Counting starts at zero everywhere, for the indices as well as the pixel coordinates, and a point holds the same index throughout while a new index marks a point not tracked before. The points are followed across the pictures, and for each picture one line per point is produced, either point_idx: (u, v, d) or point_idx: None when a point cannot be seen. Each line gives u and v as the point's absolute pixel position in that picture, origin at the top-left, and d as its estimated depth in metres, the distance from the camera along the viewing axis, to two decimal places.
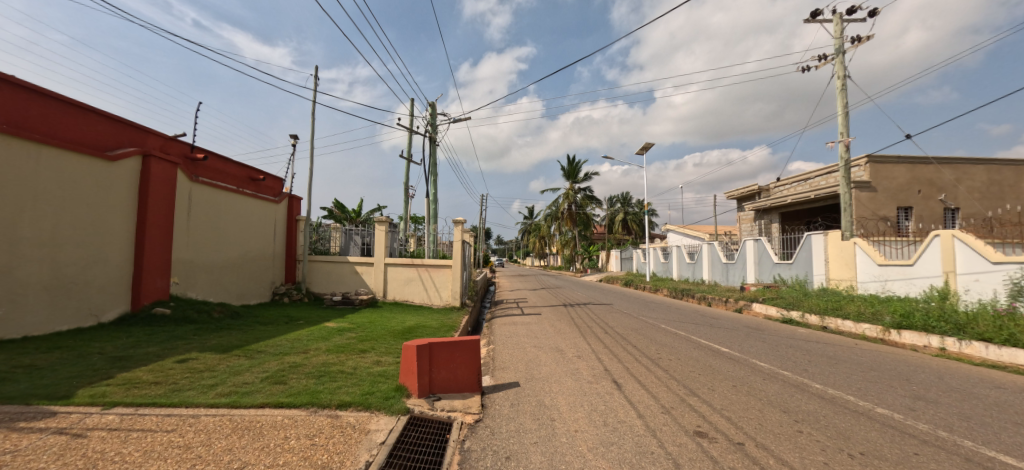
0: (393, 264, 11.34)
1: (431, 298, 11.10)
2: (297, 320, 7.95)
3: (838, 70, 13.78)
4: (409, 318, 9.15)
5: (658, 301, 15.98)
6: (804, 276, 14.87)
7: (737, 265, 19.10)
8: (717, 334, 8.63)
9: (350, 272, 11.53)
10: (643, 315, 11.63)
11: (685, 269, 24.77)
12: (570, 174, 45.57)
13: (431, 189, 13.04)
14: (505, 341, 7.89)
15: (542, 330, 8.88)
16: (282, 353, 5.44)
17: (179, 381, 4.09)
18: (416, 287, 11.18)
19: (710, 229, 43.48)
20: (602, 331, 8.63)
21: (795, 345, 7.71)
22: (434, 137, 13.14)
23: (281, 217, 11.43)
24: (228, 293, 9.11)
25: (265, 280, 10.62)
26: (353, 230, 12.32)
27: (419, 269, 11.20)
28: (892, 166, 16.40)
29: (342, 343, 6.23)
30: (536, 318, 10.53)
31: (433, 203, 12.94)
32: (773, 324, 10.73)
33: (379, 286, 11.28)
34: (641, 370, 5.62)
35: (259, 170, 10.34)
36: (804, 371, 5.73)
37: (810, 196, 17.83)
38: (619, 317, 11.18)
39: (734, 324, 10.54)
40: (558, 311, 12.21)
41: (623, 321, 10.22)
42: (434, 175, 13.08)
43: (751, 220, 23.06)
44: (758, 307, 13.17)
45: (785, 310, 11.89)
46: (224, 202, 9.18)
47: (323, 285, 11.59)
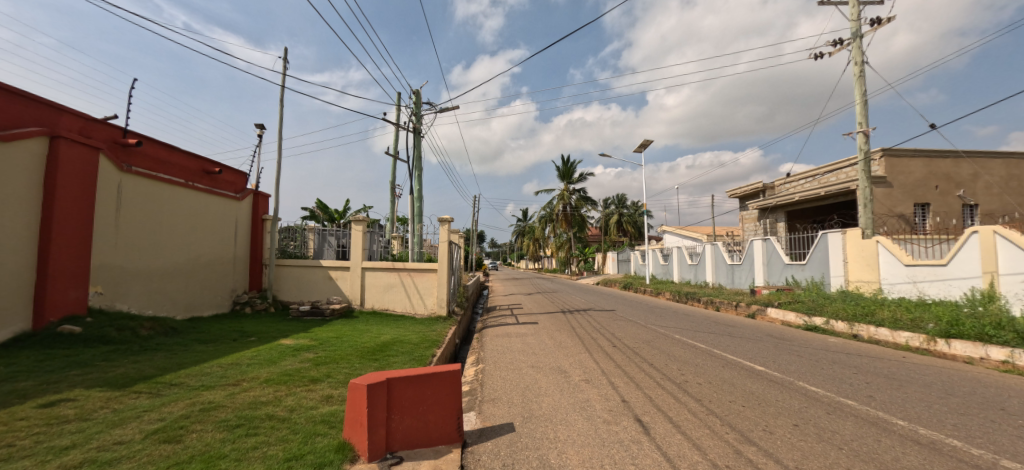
0: (371, 269, 10.05)
1: (414, 306, 9.82)
2: (247, 337, 6.63)
3: (855, 56, 12.79)
4: (385, 331, 7.87)
5: (662, 306, 14.85)
6: (820, 278, 13.80)
7: (744, 266, 18.03)
8: (741, 346, 7.47)
9: (322, 278, 10.21)
10: (652, 324, 10.42)
11: (686, 271, 23.67)
12: (565, 174, 44.45)
13: (415, 185, 11.77)
14: (497, 359, 6.66)
15: (541, 344, 7.62)
16: (203, 387, 4.15)
17: (19, 442, 2.81)
18: (397, 294, 9.90)
19: (708, 230, 42.61)
20: (610, 345, 7.43)
21: (839, 360, 6.53)
22: (418, 128, 11.89)
23: (244, 216, 10.08)
24: (172, 304, 7.81)
25: (223, 288, 9.30)
26: (328, 230, 10.97)
27: (400, 273, 9.93)
28: (907, 161, 15.47)
29: (291, 369, 4.96)
30: (533, 329, 9.29)
31: (418, 201, 11.68)
32: (796, 332, 9.60)
33: (355, 293, 10.01)
34: (669, 401, 4.42)
35: (214, 162, 9.02)
36: (872, 401, 4.55)
37: (819, 192, 16.89)
38: (628, 327, 9.94)
39: (754, 332, 9.40)
40: (557, 319, 10.98)
41: (632, 331, 9.01)
42: (418, 170, 11.81)
43: (755, 219, 22.05)
44: (774, 313, 12.02)
45: (806, 315, 10.80)
46: (169, 198, 7.90)
47: (293, 293, 10.28)
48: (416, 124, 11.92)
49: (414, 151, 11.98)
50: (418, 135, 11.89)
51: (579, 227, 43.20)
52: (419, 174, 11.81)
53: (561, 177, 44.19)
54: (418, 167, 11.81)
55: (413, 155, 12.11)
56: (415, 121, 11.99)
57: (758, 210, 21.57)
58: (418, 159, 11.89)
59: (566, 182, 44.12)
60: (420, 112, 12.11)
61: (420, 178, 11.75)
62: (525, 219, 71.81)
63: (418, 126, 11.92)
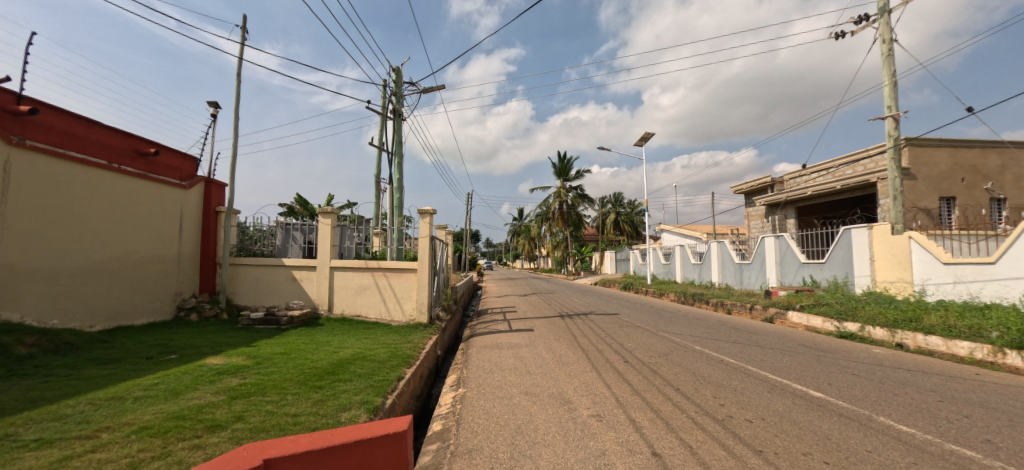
0: (341, 268, 8.68)
1: (391, 312, 8.47)
2: (167, 355, 5.24)
3: (883, 33, 11.59)
4: (349, 342, 6.52)
5: (669, 308, 13.58)
6: (843, 278, 12.59)
7: (753, 265, 16.82)
8: (778, 361, 6.20)
9: (285, 279, 8.83)
10: (662, 331, 9.14)
11: (690, 270, 22.41)
12: (562, 171, 43.20)
13: (395, 173, 10.41)
14: (483, 380, 5.35)
15: (538, 359, 6.28)
16: (36, 444, 2.78)
17: None
18: (371, 298, 8.54)
19: (708, 229, 41.57)
20: (620, 360, 6.15)
21: (904, 380, 5.31)
22: (398, 109, 10.52)
23: (192, 207, 8.66)
24: (89, 311, 6.44)
25: (165, 291, 7.93)
26: (292, 224, 9.42)
27: (375, 274, 8.58)
28: (932, 151, 14.34)
29: (192, 406, 3.58)
30: (527, 338, 7.97)
31: (397, 192, 10.32)
32: (829, 340, 8.37)
33: (323, 297, 8.63)
34: (717, 453, 3.14)
35: (150, 142, 7.63)
36: (998, 450, 3.28)
37: (833, 186, 15.83)
38: (639, 334, 8.61)
39: (783, 341, 8.14)
40: (555, 324, 9.70)
41: (645, 341, 7.75)
42: (398, 157, 10.44)
43: (762, 216, 20.88)
44: (797, 317, 10.80)
45: (836, 321, 9.60)
46: (87, 181, 6.53)
47: (251, 296, 8.90)
48: (396, 105, 10.55)
49: (394, 136, 10.61)
50: (399, 117, 10.52)
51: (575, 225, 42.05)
52: (399, 161, 10.43)
53: (557, 174, 42.90)
54: (398, 154, 10.44)
55: (393, 140, 10.74)
56: (395, 103, 10.61)
57: (765, 207, 20.39)
58: (398, 145, 10.51)
59: (563, 179, 42.85)
60: (401, 92, 10.74)
61: (400, 166, 10.36)
62: (521, 217, 70.61)
63: (398, 108, 10.55)
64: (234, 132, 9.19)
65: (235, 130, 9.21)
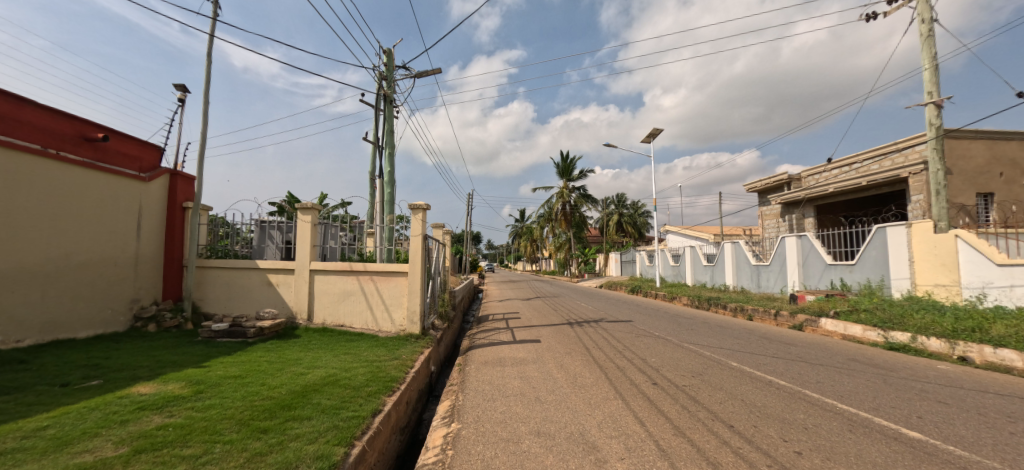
0: (322, 272, 7.66)
1: (378, 322, 7.43)
2: (88, 381, 4.20)
3: (923, 11, 10.57)
4: (323, 359, 5.47)
5: (685, 314, 12.52)
6: (878, 281, 11.51)
7: (772, 268, 15.72)
8: (838, 383, 5.14)
9: (261, 284, 7.81)
10: (686, 341, 8.10)
11: (701, 273, 21.30)
12: (565, 171, 42.20)
13: (385, 166, 9.38)
14: (483, 411, 4.30)
15: (548, 381, 5.21)
16: None
17: None
18: (357, 306, 7.51)
19: (716, 230, 40.49)
20: (648, 382, 5.11)
21: (1008, 411, 4.26)
22: (389, 95, 9.54)
23: (153, 203, 7.66)
24: (17, 323, 5.49)
25: (119, 297, 6.95)
26: (268, 223, 8.36)
27: (360, 278, 7.54)
28: (968, 143, 13.29)
29: (72, 467, 2.55)
30: (534, 351, 6.92)
31: (388, 187, 9.29)
32: (879, 353, 7.32)
33: (301, 304, 7.61)
34: None
35: (100, 126, 6.66)
36: None
37: (859, 182, 14.78)
38: (661, 346, 7.53)
39: (828, 354, 7.09)
40: (564, 334, 8.66)
41: (672, 355, 6.67)
42: (389, 147, 9.43)
43: (778, 215, 19.82)
44: (832, 324, 9.74)
45: (880, 329, 8.55)
46: (17, 170, 5.57)
47: (222, 304, 7.90)
48: (387, 90, 9.55)
49: (385, 125, 9.61)
50: (390, 104, 9.53)
51: (579, 226, 41.07)
52: (390, 152, 9.41)
53: (560, 174, 41.91)
54: (389, 144, 9.43)
55: (384, 129, 9.74)
56: (386, 88, 9.62)
57: (781, 205, 19.33)
58: (390, 134, 9.50)
59: (566, 179, 41.85)
60: (392, 77, 9.74)
61: (391, 157, 9.34)
62: (522, 219, 69.58)
63: (389, 94, 9.56)
64: (202, 118, 8.15)
65: (204, 116, 8.18)
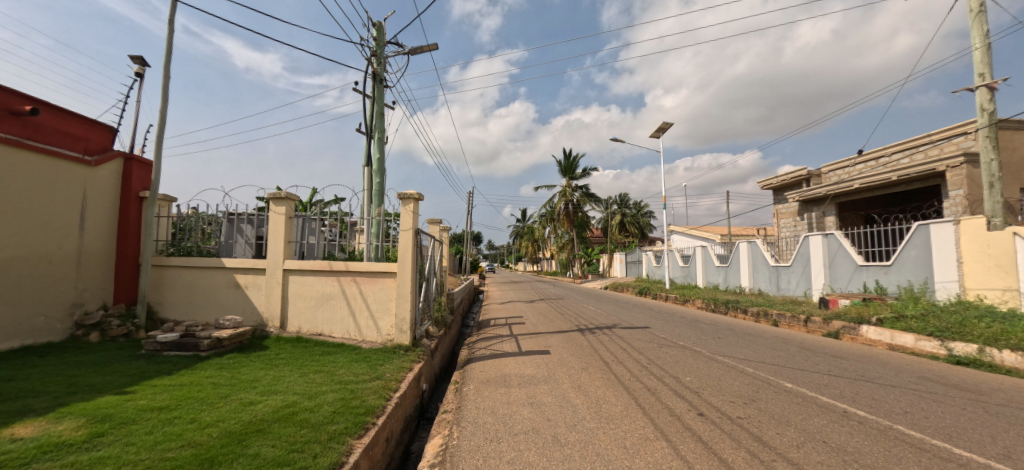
0: (297, 272, 6.59)
1: (361, 331, 6.36)
2: None
3: None
4: (286, 381, 4.39)
5: (705, 319, 11.47)
6: (919, 284, 10.46)
7: (794, 269, 14.63)
8: (931, 416, 4.08)
9: (227, 285, 6.77)
10: (717, 352, 7.05)
11: (713, 274, 20.21)
12: (567, 170, 41.13)
13: (372, 152, 8.31)
14: (484, 457, 3.24)
15: (566, 411, 4.11)
16: None
17: None
18: (337, 312, 6.44)
19: (724, 230, 39.38)
20: (693, 413, 4.06)
21: None
22: (378, 73, 8.49)
23: (102, 192, 6.63)
24: None
25: (57, 300, 5.92)
26: (235, 215, 7.22)
27: (341, 280, 6.47)
28: (1012, 134, 12.22)
29: None
30: (544, 367, 5.87)
31: (377, 176, 8.18)
32: (945, 369, 6.26)
33: (273, 309, 6.54)
34: None
35: (31, 99, 5.64)
36: None
37: (888, 177, 13.78)
38: (692, 358, 6.44)
39: (889, 370, 6.03)
40: (576, 344, 7.60)
41: (710, 372, 5.57)
42: (378, 132, 8.38)
43: (795, 213, 18.76)
44: (875, 332, 8.68)
45: (936, 340, 7.48)
46: None
47: (184, 309, 6.86)
48: (375, 68, 8.51)
49: (374, 107, 8.57)
50: (379, 83, 8.48)
51: (582, 226, 40.03)
52: (380, 137, 8.34)
53: (563, 173, 40.85)
54: (379, 128, 8.36)
55: (373, 112, 8.69)
56: (375, 65, 8.57)
57: (800, 203, 18.25)
58: (379, 117, 8.45)
59: (568, 178, 40.81)
60: (382, 53, 8.69)
61: (381, 143, 8.27)
62: (524, 219, 68.41)
63: (379, 72, 8.51)
64: (161, 95, 7.09)
65: (164, 92, 7.12)
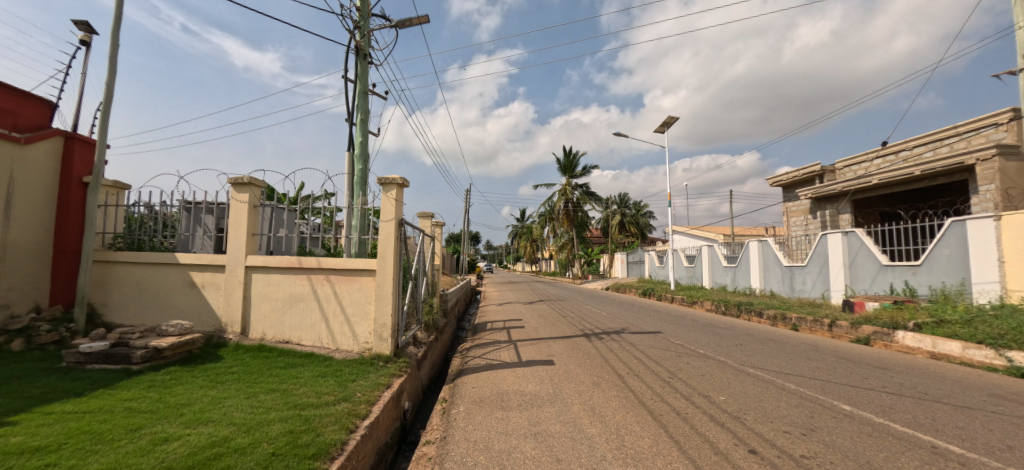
0: (261, 270, 5.67)
1: (335, 339, 5.45)
2: None
3: None
4: (225, 405, 3.47)
5: (719, 323, 10.58)
6: (954, 286, 9.61)
7: (809, 269, 13.76)
8: None
9: (181, 284, 5.86)
10: (745, 361, 6.16)
11: (720, 274, 19.34)
12: (567, 168, 40.23)
13: (354, 136, 7.37)
14: None
15: (580, 447, 3.19)
16: None
17: None
18: (307, 316, 5.53)
19: (727, 231, 38.53)
20: (743, 450, 3.16)
21: None
22: (361, 48, 7.58)
23: (35, 175, 5.72)
24: None
25: None
26: (194, 205, 6.26)
27: (311, 278, 5.55)
28: None
29: None
30: (548, 382, 4.95)
31: (360, 163, 7.21)
32: (1013, 384, 5.38)
33: (233, 313, 5.64)
34: None
35: None
36: None
37: (911, 172, 13.01)
38: (719, 370, 5.54)
39: (951, 386, 5.14)
40: (583, 353, 6.69)
41: (746, 390, 4.67)
42: (360, 112, 7.45)
43: (807, 211, 17.90)
44: (913, 339, 7.80)
45: (990, 349, 6.61)
46: None
47: (134, 311, 5.95)
48: (359, 42, 7.60)
49: (357, 85, 7.65)
50: (363, 59, 7.57)
51: (582, 225, 39.13)
52: (363, 119, 7.40)
53: (562, 171, 39.97)
54: (361, 109, 7.42)
55: (355, 91, 7.76)
56: (358, 39, 7.65)
57: (813, 201, 17.38)
58: (362, 96, 7.52)
59: (568, 176, 39.96)
60: (367, 26, 7.78)
61: (364, 126, 7.34)
62: (523, 218, 67.51)
63: (362, 46, 7.60)
64: (108, 66, 6.19)
65: (112, 63, 6.22)
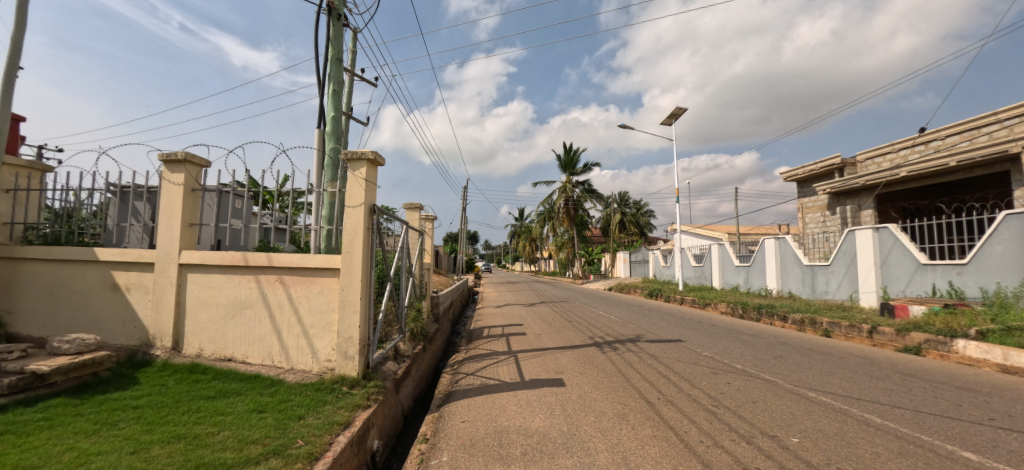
0: (197, 268, 4.53)
1: (289, 356, 4.31)
2: None
3: None
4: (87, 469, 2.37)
5: (743, 328, 9.47)
6: (1010, 287, 8.51)
7: (834, 269, 12.66)
8: None
9: (101, 287, 4.72)
10: (796, 381, 5.03)
11: (732, 274, 18.24)
12: (568, 164, 39.08)
13: (325, 110, 6.22)
14: None
15: None
16: None
17: None
18: (255, 327, 4.39)
19: (733, 230, 37.40)
20: None
21: None
22: (334, 6, 6.43)
23: None
24: None
25: None
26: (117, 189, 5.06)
27: (260, 280, 4.41)
28: None
29: None
30: (561, 415, 3.79)
31: (331, 141, 6.01)
32: None
33: (163, 322, 4.51)
34: None
35: None
36: None
37: (946, 162, 11.90)
38: (773, 396, 4.39)
39: None
40: (598, 369, 5.54)
41: (822, 429, 3.51)
42: (332, 81, 6.28)
43: (826, 207, 16.79)
44: (978, 350, 6.68)
45: None
46: None
47: (46, 320, 4.83)
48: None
49: (329, 51, 6.50)
50: (336, 20, 6.43)
51: (583, 224, 38.01)
52: (335, 90, 6.23)
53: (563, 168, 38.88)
54: (333, 78, 6.26)
55: (327, 58, 6.59)
56: None
57: (833, 196, 16.27)
58: (335, 63, 6.37)
59: (569, 173, 38.87)
60: None
61: (336, 98, 6.18)
62: (523, 217, 66.41)
63: (336, 5, 6.46)
64: (16, 17, 5.04)
65: (21, 14, 5.08)
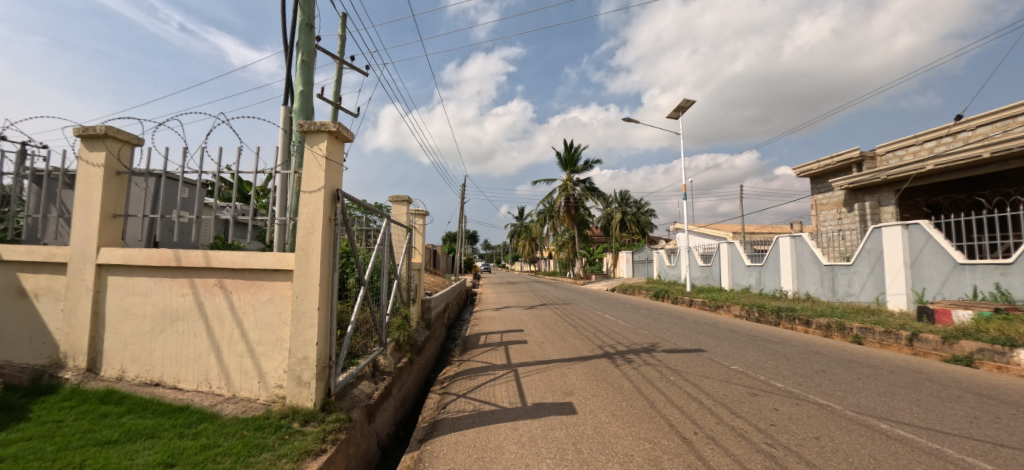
0: (120, 270, 3.64)
1: (231, 380, 3.44)
2: None
3: None
4: None
5: (767, 335, 8.57)
6: None
7: (857, 269, 11.77)
8: None
9: (6, 293, 3.83)
10: (855, 406, 4.13)
11: (743, 275, 17.33)
12: (568, 162, 38.20)
13: (292, 85, 5.33)
14: None
15: None
16: None
17: None
18: (188, 344, 3.51)
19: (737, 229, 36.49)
20: None
21: None
22: None
23: None
24: None
25: None
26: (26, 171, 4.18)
27: (195, 284, 3.52)
28: None
29: None
30: (576, 461, 2.89)
31: (298, 119, 5.12)
32: None
33: (78, 337, 3.62)
34: None
35: None
36: None
37: (979, 154, 11.01)
38: (838, 429, 3.49)
39: None
40: (615, 389, 4.65)
41: None
42: (299, 51, 5.38)
43: (843, 204, 15.88)
44: None
45: None
46: None
47: None
48: None
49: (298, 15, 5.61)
50: None
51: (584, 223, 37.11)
52: (304, 61, 5.34)
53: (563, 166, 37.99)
54: (303, 47, 5.37)
55: (296, 24, 5.68)
56: None
57: (850, 192, 15.38)
58: (305, 30, 5.48)
59: (569, 171, 37.97)
60: None
61: (306, 70, 5.30)
62: (522, 217, 65.50)
63: None
64: None
65: None
